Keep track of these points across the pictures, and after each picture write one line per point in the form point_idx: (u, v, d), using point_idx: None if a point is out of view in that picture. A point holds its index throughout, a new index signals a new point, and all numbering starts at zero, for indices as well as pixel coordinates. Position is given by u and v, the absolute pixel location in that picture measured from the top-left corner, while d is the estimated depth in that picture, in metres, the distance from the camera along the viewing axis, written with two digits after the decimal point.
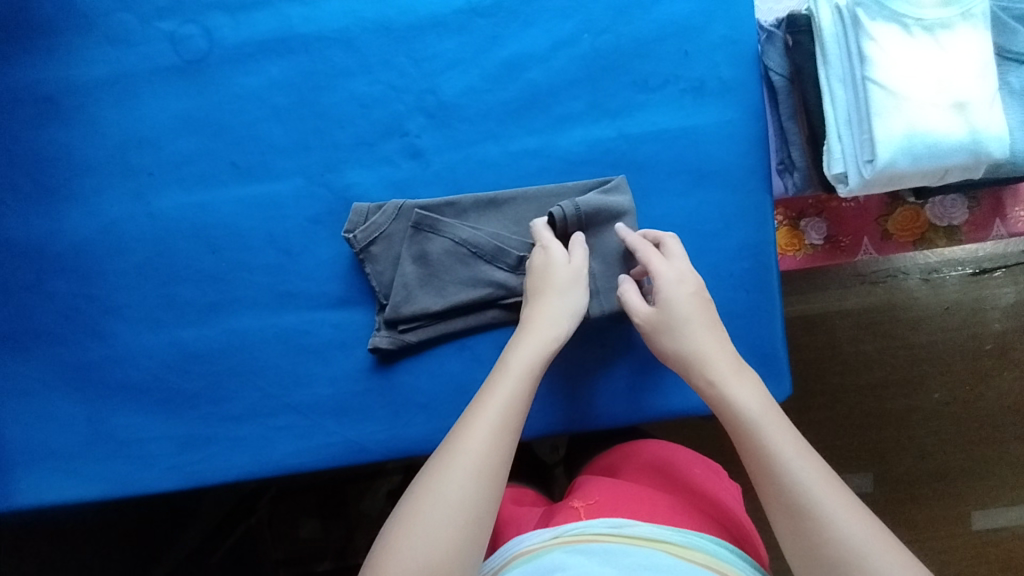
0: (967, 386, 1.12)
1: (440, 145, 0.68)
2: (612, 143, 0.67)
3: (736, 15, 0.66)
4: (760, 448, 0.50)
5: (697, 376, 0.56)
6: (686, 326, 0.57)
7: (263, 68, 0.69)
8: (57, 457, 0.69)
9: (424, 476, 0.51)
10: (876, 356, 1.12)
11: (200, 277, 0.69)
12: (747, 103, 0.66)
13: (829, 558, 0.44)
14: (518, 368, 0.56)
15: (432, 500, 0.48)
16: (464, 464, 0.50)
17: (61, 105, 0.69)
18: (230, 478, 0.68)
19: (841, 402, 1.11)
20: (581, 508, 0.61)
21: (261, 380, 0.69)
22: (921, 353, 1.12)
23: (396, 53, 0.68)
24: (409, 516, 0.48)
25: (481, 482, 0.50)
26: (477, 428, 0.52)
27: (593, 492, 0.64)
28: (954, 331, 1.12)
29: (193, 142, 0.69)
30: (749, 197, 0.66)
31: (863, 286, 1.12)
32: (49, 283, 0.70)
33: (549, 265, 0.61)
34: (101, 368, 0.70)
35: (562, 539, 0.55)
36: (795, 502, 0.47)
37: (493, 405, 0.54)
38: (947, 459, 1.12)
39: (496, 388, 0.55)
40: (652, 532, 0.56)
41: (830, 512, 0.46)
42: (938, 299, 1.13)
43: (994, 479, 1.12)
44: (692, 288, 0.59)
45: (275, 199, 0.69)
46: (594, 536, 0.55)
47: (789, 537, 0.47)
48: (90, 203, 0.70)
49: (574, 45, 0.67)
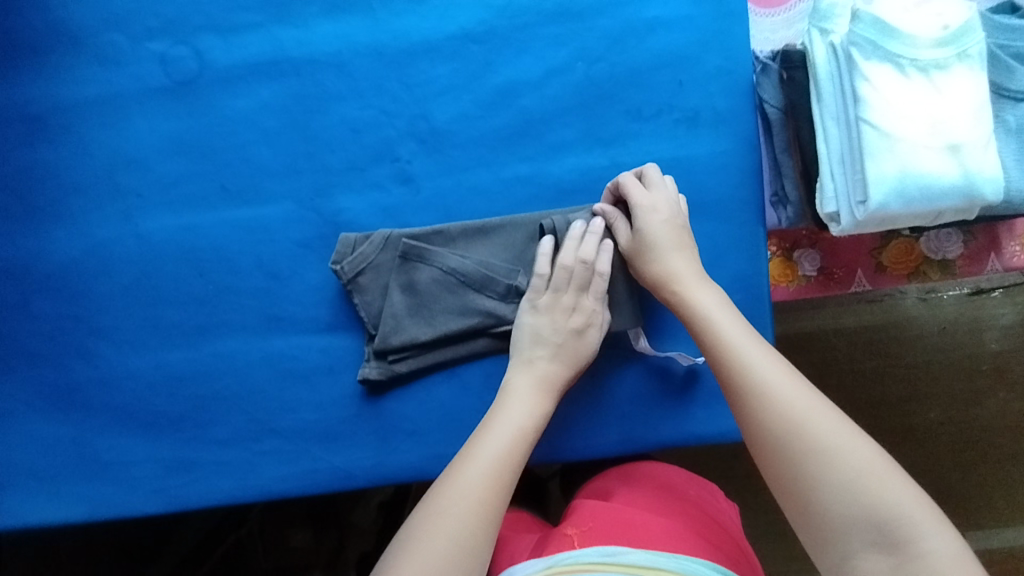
0: (963, 407, 1.12)
1: (432, 171, 0.67)
2: (605, 171, 0.67)
3: (733, 45, 0.66)
4: (733, 355, 0.54)
5: (664, 289, 0.60)
6: (663, 252, 0.61)
7: (254, 91, 0.68)
8: (39, 478, 0.69)
9: (423, 517, 0.52)
10: (872, 375, 1.11)
11: (187, 299, 0.69)
12: (741, 134, 0.65)
13: (775, 427, 0.49)
14: (514, 413, 0.59)
15: (434, 539, 0.50)
16: (465, 503, 0.52)
17: (49, 124, 0.69)
18: (214, 503, 0.68)
19: None
20: (575, 535, 0.60)
21: (246, 404, 0.68)
22: (917, 373, 1.11)
23: (388, 78, 0.68)
24: (408, 553, 0.50)
25: (483, 521, 0.52)
26: (474, 467, 0.55)
27: (587, 515, 0.63)
28: (950, 353, 1.12)
29: (182, 163, 0.68)
30: (742, 229, 0.66)
31: (861, 305, 1.12)
32: (35, 302, 0.70)
33: (564, 306, 0.62)
34: (86, 390, 0.69)
35: (556, 570, 0.54)
36: (763, 399, 0.51)
37: (488, 450, 0.56)
38: (939, 480, 1.11)
39: (492, 429, 0.58)
40: (648, 559, 0.55)
41: (775, 387, 0.51)
42: (933, 320, 1.12)
43: (988, 500, 1.11)
44: (667, 217, 0.61)
45: (264, 222, 0.68)
46: (588, 566, 0.54)
47: (757, 435, 0.51)
48: (77, 223, 0.69)
49: (568, 73, 0.67)
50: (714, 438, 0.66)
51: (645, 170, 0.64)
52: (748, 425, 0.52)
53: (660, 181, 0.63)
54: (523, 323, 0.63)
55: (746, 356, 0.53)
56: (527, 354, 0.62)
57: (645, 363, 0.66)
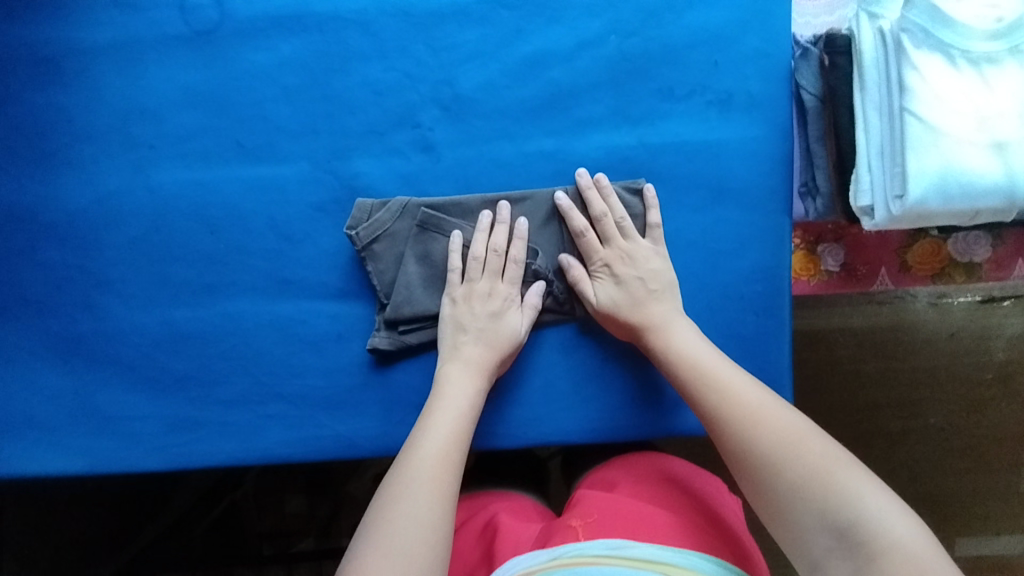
0: (965, 414, 1.11)
1: (453, 139, 0.66)
2: (631, 151, 0.65)
3: (773, 27, 0.63)
4: (695, 375, 0.57)
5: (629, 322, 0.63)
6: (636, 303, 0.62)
7: (276, 45, 0.66)
8: (41, 429, 0.69)
9: (378, 510, 0.51)
10: (877, 377, 1.11)
11: (197, 257, 0.67)
12: (775, 121, 0.64)
13: (737, 431, 0.52)
14: (457, 403, 0.59)
15: (397, 523, 0.49)
16: (419, 487, 0.52)
17: (62, 67, 0.66)
18: (215, 463, 0.68)
19: (839, 421, 1.10)
20: (579, 527, 0.59)
21: (253, 367, 0.68)
22: (923, 377, 1.11)
23: (414, 41, 0.65)
24: (371, 538, 0.48)
25: (439, 502, 0.52)
26: (425, 454, 0.55)
27: (592, 507, 0.62)
28: (957, 359, 1.11)
29: (197, 117, 0.66)
30: (767, 219, 0.65)
31: (870, 306, 1.10)
32: (42, 251, 0.68)
33: (481, 293, 0.63)
34: (92, 342, 0.68)
35: (560, 561, 0.54)
36: (735, 416, 0.53)
37: (433, 439, 0.56)
38: (936, 485, 1.11)
39: (440, 415, 0.58)
40: (653, 553, 0.54)
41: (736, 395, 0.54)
42: (943, 325, 1.11)
43: (982, 510, 1.11)
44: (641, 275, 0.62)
45: (279, 181, 0.66)
46: (590, 558, 0.54)
47: (729, 451, 0.53)
48: (87, 172, 0.67)
49: (600, 46, 0.64)
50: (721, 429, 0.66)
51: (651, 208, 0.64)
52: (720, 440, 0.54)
53: (657, 236, 0.64)
54: (446, 316, 0.64)
55: (715, 378, 0.56)
56: (452, 343, 0.63)
57: None
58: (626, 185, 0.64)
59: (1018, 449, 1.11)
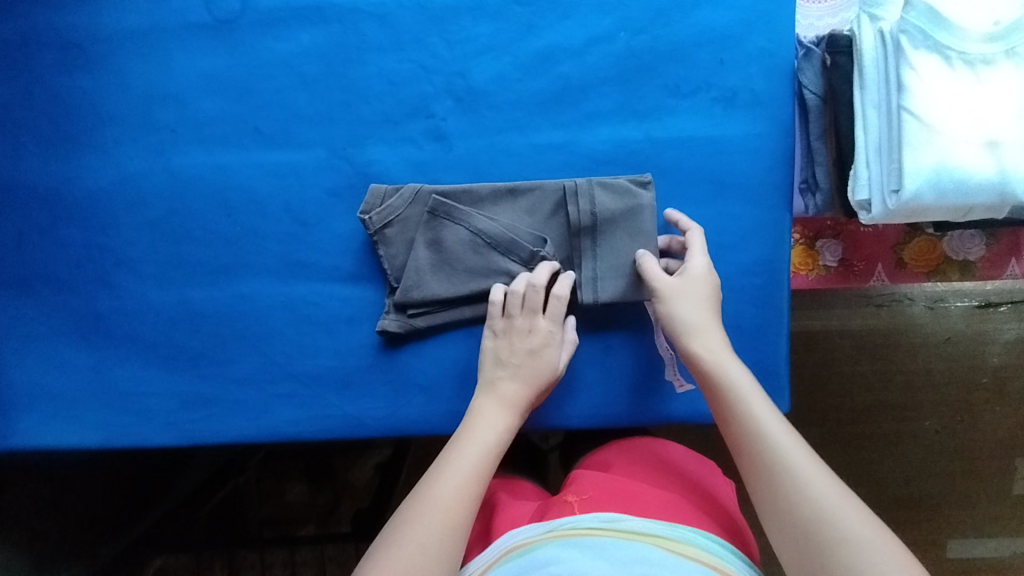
0: (958, 418, 1.13)
1: (466, 130, 0.68)
2: (638, 145, 0.67)
3: (778, 28, 0.65)
4: (757, 426, 0.56)
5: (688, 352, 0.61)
6: (698, 303, 0.62)
7: (295, 35, 0.67)
8: (59, 402, 0.71)
9: (392, 531, 0.53)
10: (872, 378, 1.13)
11: (214, 238, 0.70)
12: (777, 118, 0.66)
13: (795, 498, 0.51)
14: (485, 436, 0.60)
15: (406, 549, 0.51)
16: (435, 516, 0.53)
17: (86, 51, 0.68)
18: (227, 439, 0.70)
19: (833, 421, 1.12)
20: (575, 502, 0.61)
21: (265, 346, 0.70)
22: (918, 380, 1.13)
23: (429, 33, 0.67)
24: (381, 558, 0.51)
25: (451, 528, 0.53)
26: (446, 483, 0.56)
27: (587, 486, 0.64)
28: (952, 363, 1.13)
29: (217, 103, 0.68)
30: (768, 214, 0.67)
31: (869, 308, 1.13)
32: (62, 230, 0.70)
33: (521, 330, 0.64)
34: (110, 319, 0.71)
35: (555, 533, 0.56)
36: (793, 483, 0.51)
37: (456, 468, 0.57)
38: (928, 486, 1.13)
39: (465, 446, 0.59)
40: (646, 526, 0.56)
41: (800, 464, 0.52)
42: (940, 329, 1.13)
43: (973, 512, 1.13)
44: (710, 290, 0.63)
45: (295, 167, 0.68)
46: (585, 531, 0.55)
47: (778, 516, 0.51)
48: (108, 154, 0.69)
49: (609, 42, 0.66)
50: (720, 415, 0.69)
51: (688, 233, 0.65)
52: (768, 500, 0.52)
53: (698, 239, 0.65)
54: (488, 349, 0.65)
55: (773, 435, 0.55)
56: (489, 377, 0.64)
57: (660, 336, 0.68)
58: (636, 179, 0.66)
59: (1009, 452, 1.13)
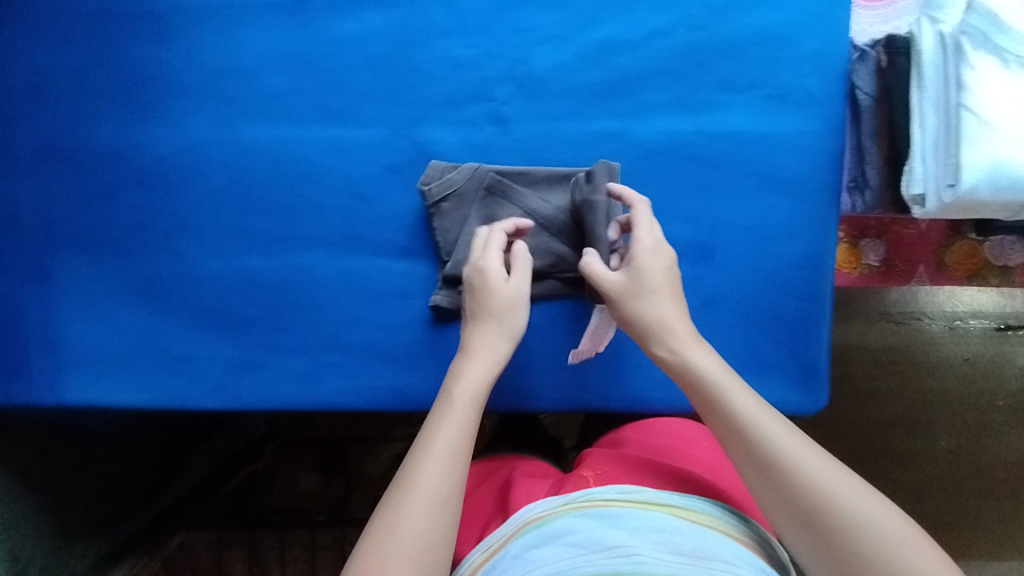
0: (973, 437, 1.14)
1: (525, 114, 0.69)
2: (690, 137, 0.69)
3: (834, 30, 0.67)
4: (744, 418, 0.52)
5: (660, 346, 0.58)
6: (656, 295, 0.60)
7: (365, 17, 0.70)
8: (113, 361, 0.72)
9: (382, 514, 0.50)
10: (888, 395, 1.14)
11: (274, 209, 0.71)
12: (829, 117, 0.67)
13: (799, 492, 0.48)
14: (462, 399, 0.57)
15: (405, 535, 0.48)
16: (432, 499, 0.50)
17: (164, 23, 0.70)
18: (275, 406, 0.72)
19: (848, 434, 1.14)
20: (590, 476, 0.62)
21: (317, 317, 0.72)
22: (934, 398, 1.14)
23: (495, 21, 0.69)
24: (378, 547, 0.47)
25: (448, 504, 0.51)
26: (437, 460, 0.52)
27: (601, 462, 0.65)
28: (971, 382, 1.14)
29: (286, 78, 0.70)
30: (815, 210, 0.69)
31: (887, 325, 1.14)
32: (128, 193, 0.72)
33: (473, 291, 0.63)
34: (166, 282, 0.72)
35: (572, 505, 0.55)
36: (795, 476, 0.49)
37: (442, 439, 0.54)
38: (941, 504, 1.13)
39: (449, 418, 0.55)
40: (660, 497, 0.57)
41: (793, 453, 0.50)
42: (959, 350, 1.14)
43: (985, 533, 1.14)
44: (665, 262, 0.61)
45: (357, 144, 0.70)
46: (603, 502, 0.55)
47: (785, 510, 0.49)
48: (178, 122, 0.71)
49: (669, 37, 0.68)
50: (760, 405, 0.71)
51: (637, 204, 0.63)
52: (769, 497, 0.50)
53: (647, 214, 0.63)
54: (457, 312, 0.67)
55: (762, 428, 0.51)
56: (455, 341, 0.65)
57: (704, 324, 0.70)
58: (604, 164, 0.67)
59: None
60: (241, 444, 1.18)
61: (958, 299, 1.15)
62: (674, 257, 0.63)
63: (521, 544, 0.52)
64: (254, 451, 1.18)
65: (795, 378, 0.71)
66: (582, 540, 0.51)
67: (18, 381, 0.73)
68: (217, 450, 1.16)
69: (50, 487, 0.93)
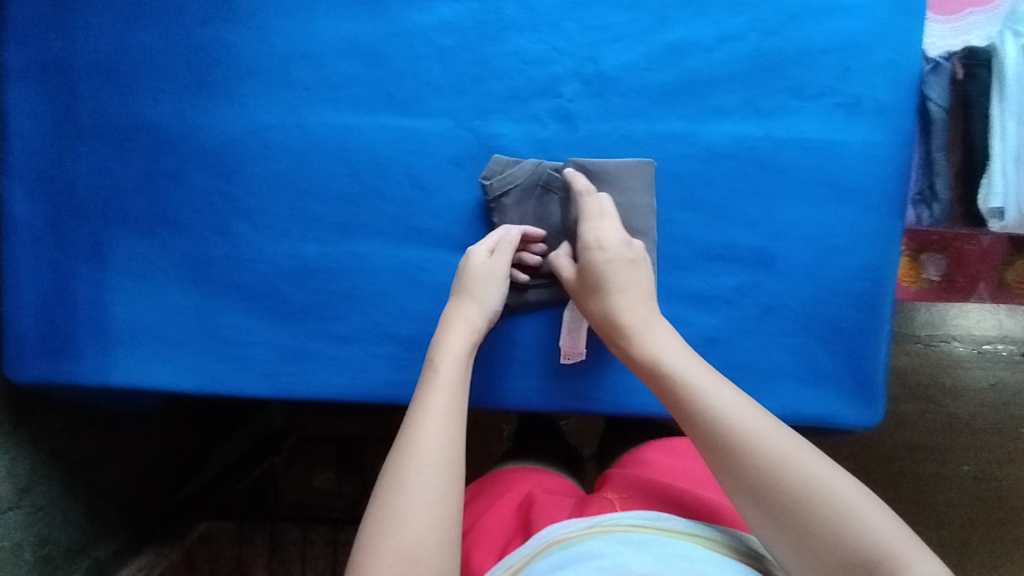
0: (997, 464, 1.12)
1: (592, 113, 0.69)
2: (758, 142, 0.68)
3: (907, 41, 0.67)
4: (698, 397, 0.54)
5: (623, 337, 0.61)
6: (615, 286, 0.62)
7: (436, 8, 0.70)
8: (161, 342, 0.72)
9: (386, 478, 0.52)
10: (913, 418, 1.13)
11: (333, 196, 0.71)
12: (898, 128, 0.67)
13: (753, 466, 0.50)
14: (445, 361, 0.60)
15: (412, 491, 0.50)
16: (432, 457, 0.53)
17: (235, 6, 0.70)
18: (323, 395, 0.71)
19: (871, 455, 1.13)
20: (615, 501, 0.61)
21: (370, 307, 0.71)
22: (960, 422, 1.13)
23: (566, 17, 0.69)
24: (386, 508, 0.50)
25: (450, 460, 0.53)
26: (432, 421, 0.55)
27: (626, 486, 0.64)
28: (998, 408, 1.13)
29: (354, 66, 0.70)
30: (881, 220, 0.68)
31: (915, 347, 1.14)
32: (188, 174, 0.71)
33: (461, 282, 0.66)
34: (220, 265, 0.72)
35: (598, 528, 0.55)
36: (751, 450, 0.50)
37: (432, 402, 0.57)
38: (964, 531, 1.11)
39: (437, 383, 0.58)
40: (687, 526, 0.56)
41: (744, 425, 0.51)
42: (985, 376, 1.13)
43: (1009, 562, 1.12)
44: (625, 254, 0.64)
45: (421, 135, 0.70)
46: (629, 528, 0.55)
47: (744, 486, 0.50)
48: (243, 105, 0.71)
49: (740, 41, 0.68)
50: (821, 419, 0.69)
51: (588, 192, 0.66)
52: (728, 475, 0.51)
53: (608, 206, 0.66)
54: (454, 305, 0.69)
55: (710, 403, 0.53)
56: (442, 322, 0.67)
57: (762, 331, 0.69)
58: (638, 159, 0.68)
59: None
60: (260, 438, 1.15)
61: (987, 323, 1.14)
62: (637, 248, 0.65)
63: (545, 565, 0.52)
64: (271, 446, 1.14)
65: (854, 394, 0.69)
66: (609, 563, 0.50)
67: (67, 357, 0.72)
68: (238, 443, 1.14)
69: (82, 470, 0.92)
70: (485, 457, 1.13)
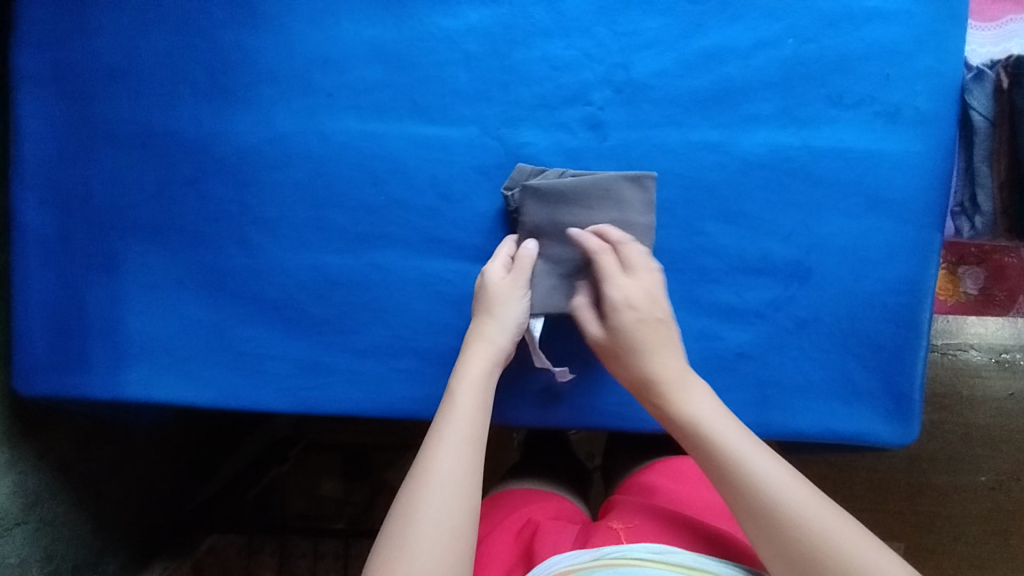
0: (1013, 476, 1.10)
1: (623, 121, 0.67)
2: (795, 152, 0.66)
3: (949, 49, 0.65)
4: (739, 466, 0.53)
5: (658, 397, 0.60)
6: (648, 344, 0.61)
7: (463, 12, 0.68)
8: (175, 356, 0.69)
9: (399, 505, 0.51)
10: (929, 428, 1.11)
11: (353, 205, 0.69)
12: (939, 138, 0.65)
13: (795, 540, 0.49)
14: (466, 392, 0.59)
15: (424, 522, 0.49)
16: (445, 489, 0.51)
17: (256, 9, 0.68)
18: (341, 410, 0.69)
19: (888, 467, 1.11)
20: (620, 530, 0.59)
21: (391, 320, 0.69)
22: (978, 433, 1.10)
23: (597, 23, 0.67)
24: (399, 539, 0.48)
25: (466, 492, 0.52)
26: (448, 449, 0.54)
27: (633, 515, 0.62)
28: (1016, 418, 1.10)
29: (378, 72, 0.68)
30: (919, 233, 0.66)
31: (933, 356, 1.11)
32: (205, 182, 0.69)
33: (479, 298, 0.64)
34: (238, 276, 0.69)
35: (603, 562, 0.53)
36: (791, 523, 0.50)
37: (449, 435, 0.55)
38: (978, 542, 1.10)
39: (456, 413, 0.57)
40: (695, 560, 0.54)
41: (784, 497, 0.51)
42: (1004, 386, 1.10)
43: None
44: (658, 313, 0.62)
45: (445, 143, 0.68)
46: (635, 561, 0.53)
47: (783, 558, 0.50)
48: (263, 111, 0.69)
49: (777, 48, 0.66)
50: (856, 437, 0.67)
51: (622, 244, 0.63)
52: (766, 545, 0.51)
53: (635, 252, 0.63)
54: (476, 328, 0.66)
55: (747, 470, 0.53)
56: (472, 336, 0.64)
57: (796, 347, 0.67)
58: (628, 175, 0.65)
59: None
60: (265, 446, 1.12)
61: (1004, 331, 1.11)
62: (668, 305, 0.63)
63: None
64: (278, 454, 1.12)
65: (890, 411, 0.67)
66: None
67: (78, 370, 0.70)
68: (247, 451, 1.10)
69: (90, 484, 0.89)
70: (495, 466, 1.10)
